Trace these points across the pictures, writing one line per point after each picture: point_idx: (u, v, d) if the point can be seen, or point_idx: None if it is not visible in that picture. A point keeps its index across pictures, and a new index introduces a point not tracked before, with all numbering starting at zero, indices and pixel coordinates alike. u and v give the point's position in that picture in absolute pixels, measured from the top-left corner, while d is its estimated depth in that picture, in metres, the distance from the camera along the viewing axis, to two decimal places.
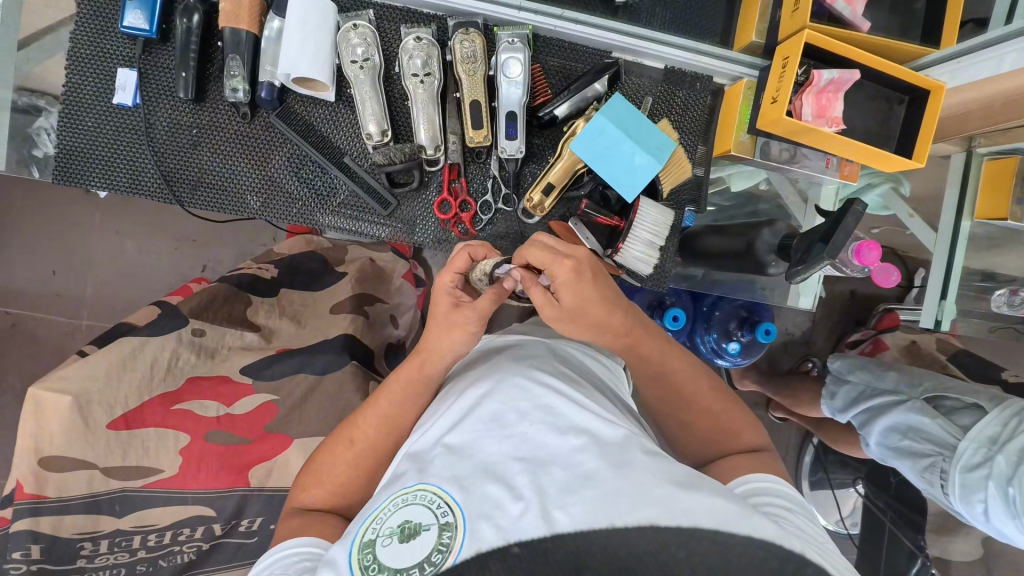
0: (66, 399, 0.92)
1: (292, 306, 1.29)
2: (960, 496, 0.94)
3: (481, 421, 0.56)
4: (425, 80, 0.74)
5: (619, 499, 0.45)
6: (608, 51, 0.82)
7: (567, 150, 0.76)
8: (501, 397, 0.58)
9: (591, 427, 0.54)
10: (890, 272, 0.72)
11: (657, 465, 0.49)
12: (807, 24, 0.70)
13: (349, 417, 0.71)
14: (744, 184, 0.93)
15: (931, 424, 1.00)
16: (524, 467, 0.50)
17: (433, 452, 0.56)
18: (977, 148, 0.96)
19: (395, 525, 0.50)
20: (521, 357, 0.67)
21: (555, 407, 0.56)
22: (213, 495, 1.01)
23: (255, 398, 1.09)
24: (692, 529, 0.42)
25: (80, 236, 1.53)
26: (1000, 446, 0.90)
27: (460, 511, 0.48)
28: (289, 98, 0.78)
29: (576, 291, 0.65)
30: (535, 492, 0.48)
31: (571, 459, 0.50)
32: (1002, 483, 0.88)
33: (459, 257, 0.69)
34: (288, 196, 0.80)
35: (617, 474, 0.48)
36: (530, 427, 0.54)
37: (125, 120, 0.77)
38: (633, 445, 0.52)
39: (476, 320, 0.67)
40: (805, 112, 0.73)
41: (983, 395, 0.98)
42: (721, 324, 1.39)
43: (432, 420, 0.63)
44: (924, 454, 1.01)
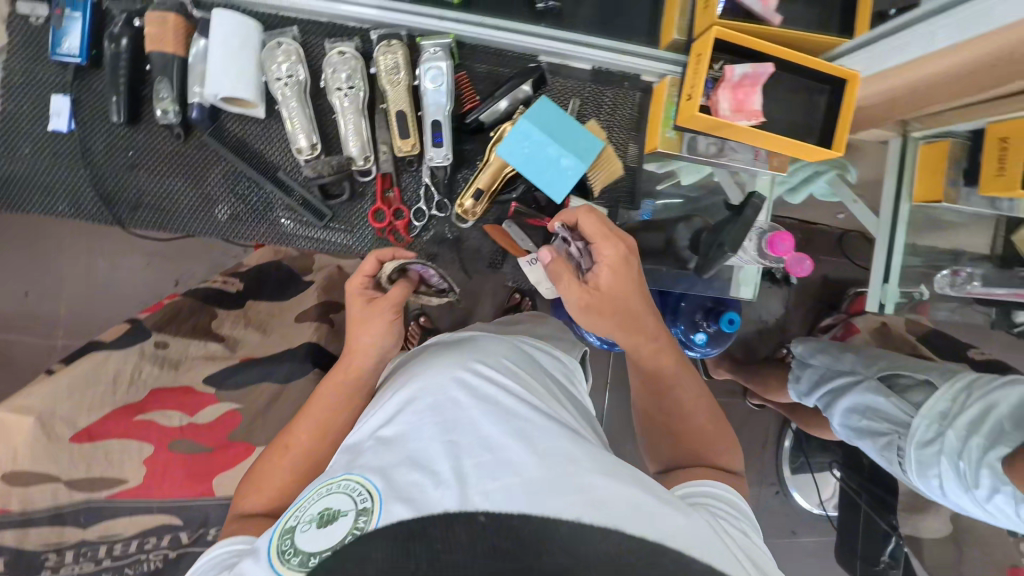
0: (29, 419, 0.95)
1: (259, 316, 1.30)
2: (917, 471, 0.95)
3: (417, 415, 0.58)
4: (349, 93, 0.76)
5: (537, 490, 0.47)
6: (532, 56, 0.83)
7: (495, 154, 0.78)
8: (436, 392, 0.60)
9: (522, 421, 0.56)
10: (802, 262, 0.72)
11: (579, 463, 0.51)
12: (715, 21, 0.71)
13: (286, 427, 0.72)
14: (692, 176, 0.94)
15: (886, 403, 1.02)
16: (451, 455, 0.52)
17: (368, 444, 0.57)
18: (913, 132, 0.97)
19: (317, 512, 0.51)
20: (461, 351, 0.69)
21: (491, 401, 0.58)
22: (177, 504, 1.04)
23: (219, 407, 1.12)
24: (603, 525, 0.44)
25: (51, 255, 1.55)
26: (949, 422, 0.92)
27: (379, 496, 0.48)
28: (222, 117, 0.79)
29: (619, 275, 0.67)
30: (458, 478, 0.49)
31: (497, 450, 0.52)
32: (952, 457, 0.90)
33: (368, 261, 0.74)
34: (226, 212, 0.82)
35: (539, 469, 0.50)
36: (461, 421, 0.55)
37: (62, 145, 0.79)
38: (562, 439, 0.55)
39: (391, 310, 0.73)
40: (723, 106, 0.74)
41: (935, 371, 0.99)
42: (688, 315, 1.40)
43: (370, 414, 0.64)
44: (882, 433, 1.02)
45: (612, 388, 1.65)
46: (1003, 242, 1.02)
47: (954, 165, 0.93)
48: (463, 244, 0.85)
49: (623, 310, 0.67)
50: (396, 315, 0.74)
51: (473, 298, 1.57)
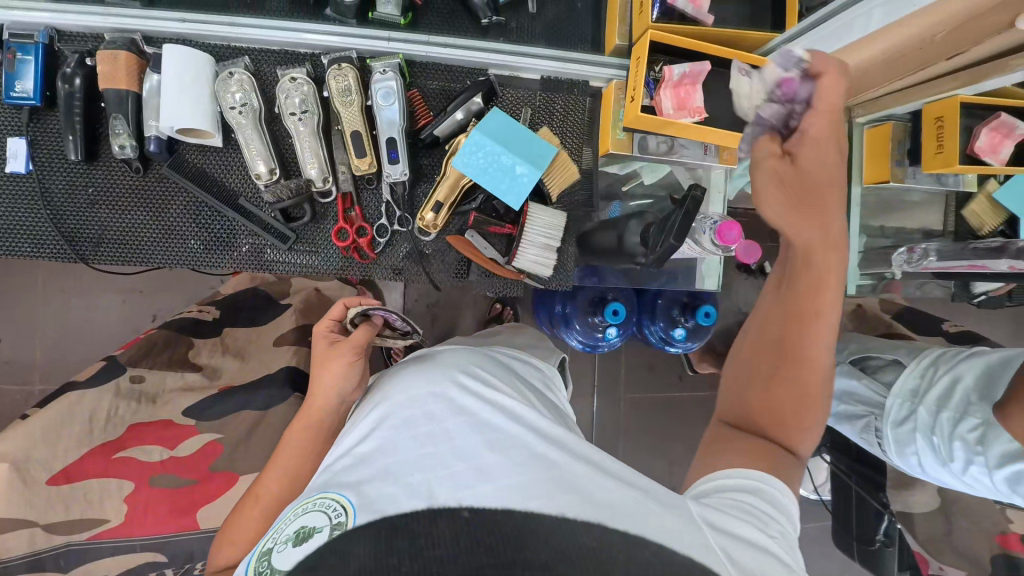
0: (3, 466, 0.95)
1: (236, 343, 1.30)
2: (896, 451, 0.98)
3: (395, 431, 0.59)
4: (304, 117, 0.77)
5: (510, 492, 0.47)
6: (482, 70, 0.86)
7: (451, 167, 0.80)
8: (411, 408, 0.61)
9: (493, 428, 0.58)
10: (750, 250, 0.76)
11: (555, 467, 0.52)
12: (649, 24, 0.74)
13: (258, 477, 0.75)
14: (653, 176, 0.97)
15: (863, 386, 1.06)
16: (427, 464, 0.52)
17: (347, 462, 0.58)
18: (857, 117, 1.01)
19: (292, 531, 0.51)
20: (434, 365, 0.70)
21: (469, 414, 0.59)
22: (159, 540, 1.04)
23: (199, 439, 1.12)
24: (580, 520, 0.44)
25: (24, 298, 1.54)
26: (919, 399, 0.94)
27: (353, 510, 0.49)
28: (181, 148, 0.81)
29: (821, 149, 0.64)
30: (431, 485, 0.49)
31: (474, 459, 0.53)
32: (926, 432, 0.91)
33: (335, 307, 0.82)
34: (189, 241, 0.82)
35: (512, 474, 0.50)
36: (438, 434, 0.56)
37: (20, 186, 0.80)
38: (532, 442, 0.56)
39: (353, 352, 0.75)
40: (666, 105, 0.76)
41: (902, 350, 1.05)
42: (665, 312, 1.43)
43: (348, 433, 0.65)
44: (860, 415, 1.06)
45: (598, 390, 1.66)
46: (956, 218, 1.06)
47: (899, 147, 0.96)
48: (427, 257, 0.86)
49: (808, 192, 0.63)
50: (357, 356, 0.75)
51: (453, 311, 1.58)
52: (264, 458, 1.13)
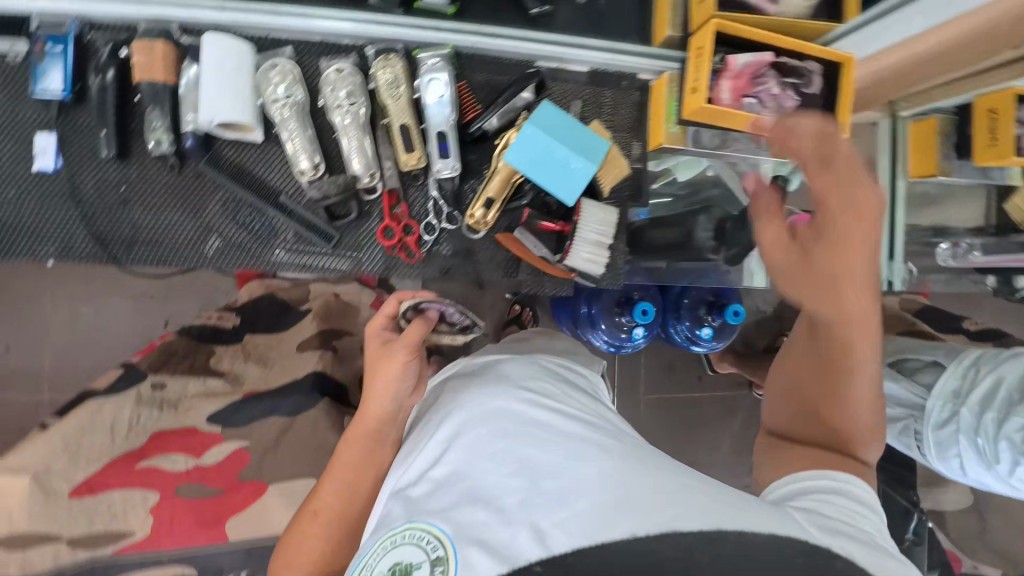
0: (24, 478, 0.92)
1: (257, 349, 1.24)
2: (938, 453, 0.94)
3: (462, 451, 0.56)
4: (351, 110, 0.74)
5: (598, 509, 0.44)
6: (531, 62, 0.83)
7: (503, 161, 0.77)
8: (480, 426, 0.59)
9: (574, 443, 0.55)
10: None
11: (642, 471, 0.49)
12: (712, 13, 0.73)
13: (311, 491, 0.72)
14: (691, 171, 0.94)
15: (901, 389, 1.01)
16: (512, 486, 0.50)
17: (418, 490, 0.56)
18: (901, 112, 0.99)
19: (386, 569, 0.49)
20: (494, 380, 0.68)
21: (539, 425, 0.57)
22: (189, 551, 1.01)
23: (225, 446, 1.07)
24: (654, 536, 0.40)
25: (30, 306, 1.48)
26: (962, 401, 0.90)
27: (450, 543, 0.47)
28: (218, 144, 0.77)
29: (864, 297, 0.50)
30: (527, 512, 0.47)
31: (555, 474, 0.50)
32: (970, 434, 0.88)
33: (389, 303, 0.78)
34: (227, 241, 0.78)
35: (601, 485, 0.47)
36: (510, 451, 0.54)
37: (49, 185, 0.76)
38: (617, 454, 0.53)
39: (408, 351, 0.71)
40: (724, 96, 0.76)
41: (940, 351, 0.99)
42: (691, 311, 1.38)
43: (414, 455, 0.63)
44: (900, 417, 1.02)
45: (622, 392, 1.63)
46: (998, 211, 1.04)
47: (946, 141, 0.95)
48: (476, 256, 0.82)
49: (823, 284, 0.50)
50: (410, 355, 0.71)
51: (474, 313, 1.55)
52: (292, 466, 1.09)
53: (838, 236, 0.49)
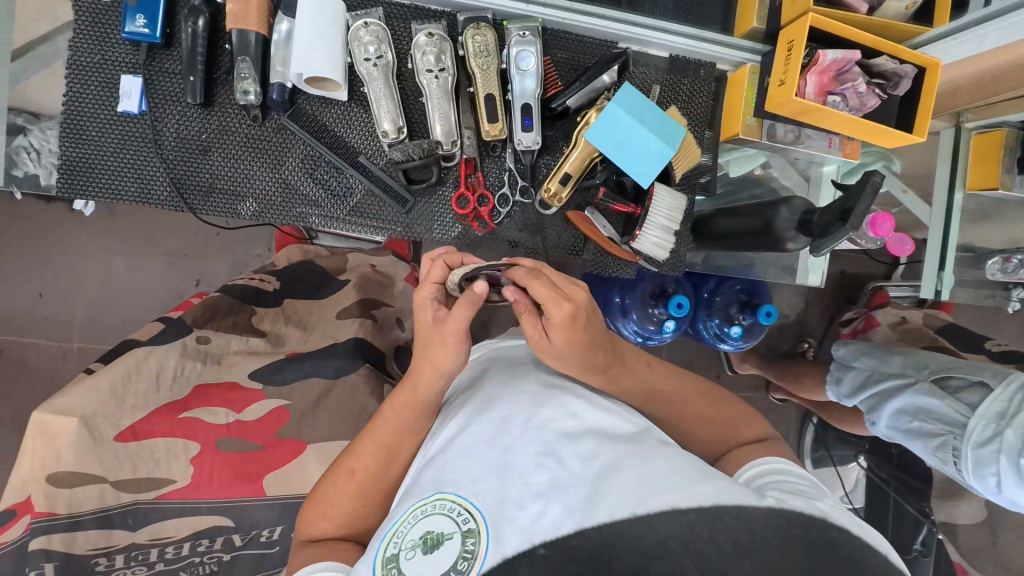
0: (71, 421, 0.83)
1: (297, 313, 1.23)
2: (973, 471, 0.91)
3: (479, 426, 0.54)
4: (439, 76, 0.74)
5: (620, 486, 0.43)
6: (614, 42, 0.83)
7: (581, 140, 0.78)
8: (506, 402, 0.57)
9: (603, 426, 0.53)
10: (903, 242, 0.76)
11: (664, 452, 0.48)
12: (810, 8, 0.72)
13: (347, 446, 0.68)
14: (743, 168, 0.97)
15: (940, 405, 0.97)
16: (537, 463, 0.48)
17: (436, 460, 0.54)
18: (965, 123, 1.00)
19: (417, 537, 0.47)
20: (518, 368, 0.65)
21: (562, 404, 0.55)
22: (224, 504, 0.93)
23: (266, 404, 1.03)
24: (660, 514, 0.39)
25: (63, 253, 1.45)
26: (1007, 422, 0.87)
27: (481, 516, 0.45)
28: (300, 100, 0.77)
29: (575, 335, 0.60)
30: (553, 490, 0.45)
31: (577, 452, 0.48)
32: (1013, 455, 0.85)
33: (437, 268, 0.66)
34: (302, 197, 0.79)
35: (626, 464, 0.46)
36: (532, 429, 0.52)
37: (132, 128, 0.76)
38: (648, 438, 0.51)
39: (454, 337, 0.62)
40: (808, 90, 0.76)
41: (988, 371, 0.95)
42: (722, 308, 1.30)
43: (443, 428, 0.62)
44: (936, 434, 0.97)
45: None
46: None
47: (1009, 155, 0.96)
48: (546, 232, 0.84)
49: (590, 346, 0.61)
50: (461, 341, 0.62)
51: None
52: (330, 429, 1.03)
53: (601, 335, 0.63)
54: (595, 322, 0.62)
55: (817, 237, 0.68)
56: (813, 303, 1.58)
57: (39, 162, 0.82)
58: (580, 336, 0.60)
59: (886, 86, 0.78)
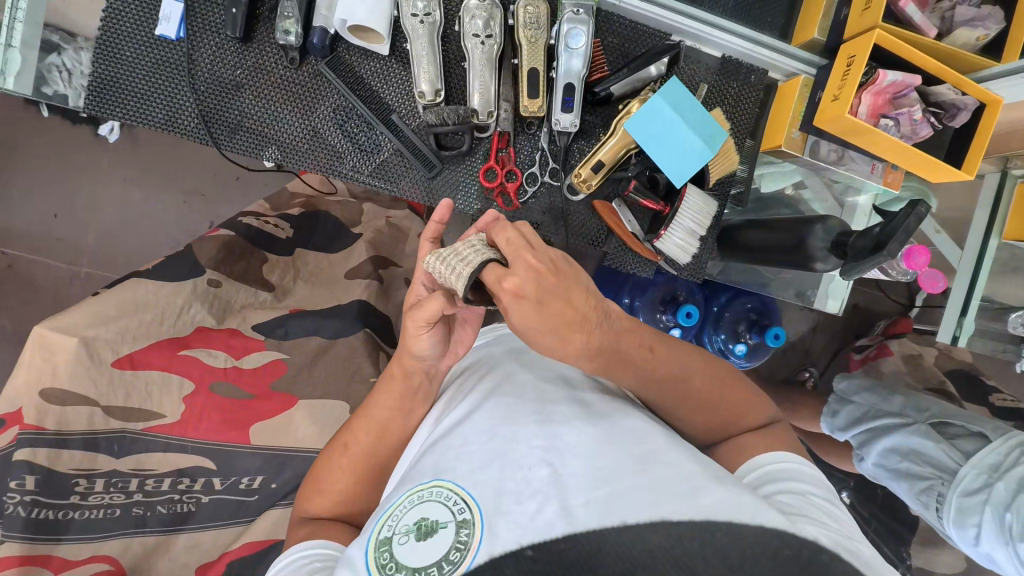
0: (72, 342, 0.83)
1: (307, 266, 1.17)
2: (954, 519, 0.88)
3: (483, 412, 0.53)
4: (485, 42, 0.72)
5: (620, 492, 0.42)
6: (667, 34, 0.80)
7: (620, 129, 0.76)
8: (513, 391, 0.55)
9: (609, 417, 0.51)
10: (936, 278, 0.78)
11: (670, 455, 0.46)
12: (878, 23, 0.68)
13: (345, 423, 0.67)
14: (776, 184, 0.93)
15: (934, 448, 0.95)
16: (539, 460, 0.46)
17: (437, 442, 0.53)
18: (1013, 170, 0.97)
19: (412, 522, 0.45)
20: (523, 356, 0.63)
21: (569, 401, 0.53)
22: (210, 446, 0.93)
23: (263, 355, 1.01)
24: (649, 525, 0.39)
25: (83, 178, 1.45)
26: (1000, 474, 0.85)
27: (478, 507, 0.44)
28: (340, 48, 0.76)
29: (530, 315, 0.52)
30: (552, 486, 0.44)
31: (579, 449, 0.47)
32: (999, 509, 0.83)
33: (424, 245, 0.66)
34: (329, 147, 0.78)
35: (629, 467, 0.44)
36: (537, 423, 0.50)
37: (168, 54, 0.74)
38: (656, 435, 0.48)
39: (419, 326, 0.59)
40: (861, 110, 0.74)
41: (988, 424, 0.93)
42: (730, 323, 1.26)
43: (447, 409, 0.60)
44: (923, 476, 0.95)
45: None
46: None
47: None
48: (570, 219, 0.82)
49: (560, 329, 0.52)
50: (424, 328, 0.60)
51: None
52: (324, 386, 1.04)
53: (575, 317, 0.52)
54: (563, 304, 0.52)
55: (848, 259, 0.67)
56: (825, 333, 1.54)
57: (68, 82, 0.80)
58: (541, 316, 0.52)
59: (943, 116, 0.75)
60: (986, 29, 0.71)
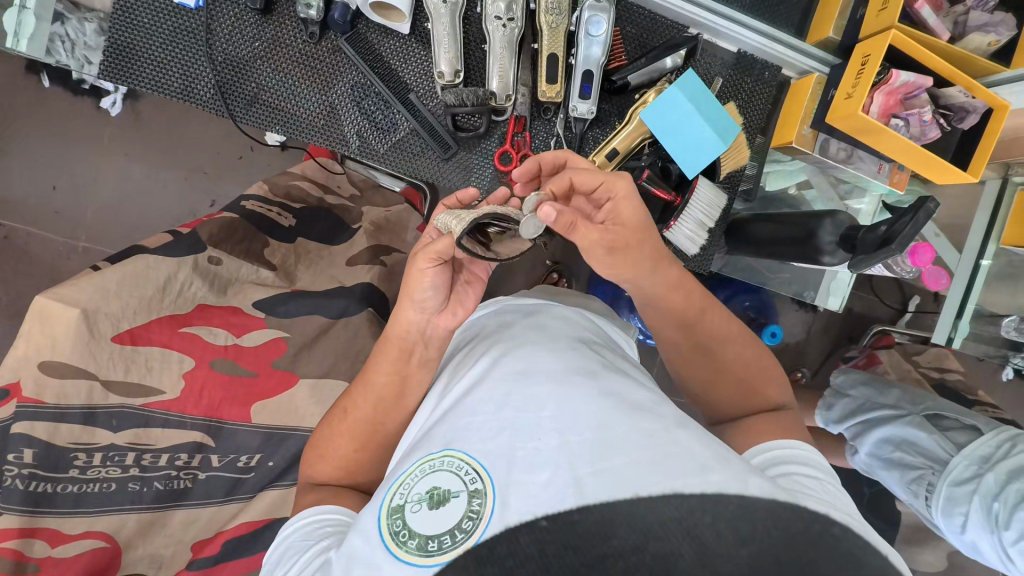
0: (75, 312, 0.80)
1: (308, 253, 1.17)
2: (943, 508, 0.91)
3: (493, 381, 0.53)
4: (507, 25, 0.72)
5: (628, 466, 0.42)
6: (685, 27, 0.81)
7: (636, 118, 0.77)
8: (524, 358, 0.55)
9: (619, 393, 0.51)
10: (940, 277, 0.78)
11: (678, 437, 0.45)
12: (892, 25, 0.70)
13: (342, 393, 0.69)
14: (777, 184, 0.95)
15: (928, 440, 0.97)
16: (551, 430, 0.46)
17: (446, 416, 0.53)
18: (1013, 177, 0.99)
19: (424, 491, 0.46)
20: (528, 326, 0.63)
21: (581, 372, 0.53)
22: (208, 423, 0.93)
23: (267, 332, 1.01)
24: (661, 497, 0.39)
25: (83, 151, 1.43)
26: (990, 465, 0.88)
27: (489, 477, 0.44)
28: (360, 25, 0.75)
29: None
30: (563, 457, 0.44)
31: (592, 423, 0.47)
32: (986, 498, 0.85)
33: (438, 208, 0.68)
34: (344, 123, 0.78)
35: (640, 441, 0.44)
36: (544, 394, 0.50)
37: (185, 22, 0.74)
38: (666, 418, 0.48)
39: (427, 261, 0.60)
40: (873, 109, 0.75)
41: (980, 419, 0.96)
42: None
43: (453, 382, 0.60)
44: (914, 467, 0.97)
45: None
46: None
47: None
48: None
49: None
50: (430, 264, 0.61)
51: None
52: (327, 366, 1.05)
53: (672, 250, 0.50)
54: None
55: (858, 254, 0.68)
56: (820, 333, 1.56)
57: (73, 53, 0.78)
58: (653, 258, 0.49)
59: (951, 118, 0.77)
60: (999, 35, 0.73)
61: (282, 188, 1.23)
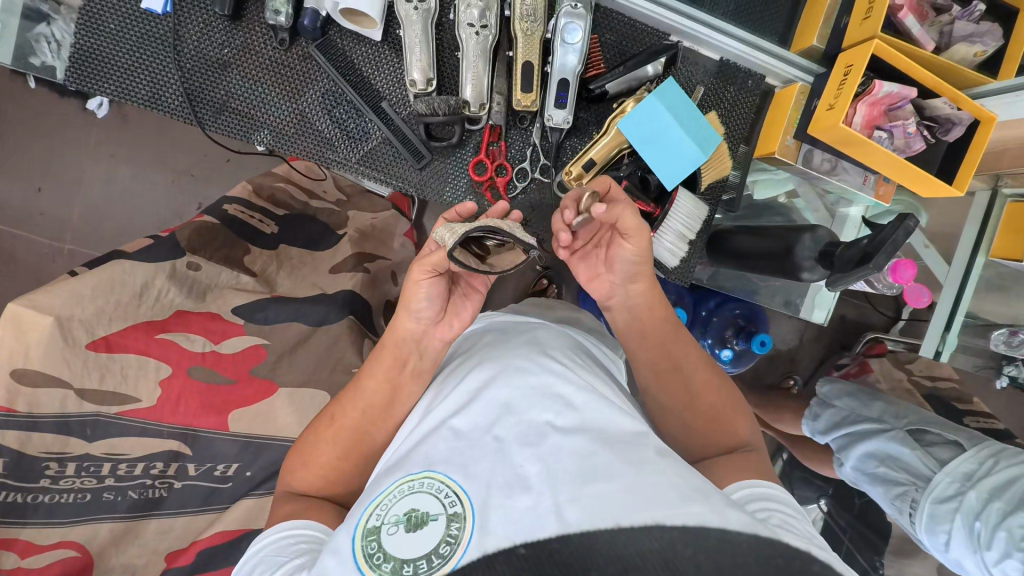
0: (47, 319, 0.78)
1: (291, 259, 1.15)
2: (925, 525, 0.89)
3: (475, 400, 0.51)
4: (480, 32, 0.71)
5: (608, 493, 0.40)
6: (666, 34, 0.79)
7: (614, 128, 0.75)
8: (508, 374, 0.53)
9: (601, 414, 0.49)
10: (920, 294, 0.76)
11: (661, 465, 0.43)
12: (877, 34, 0.68)
13: (332, 399, 0.67)
14: (766, 193, 0.94)
15: (911, 456, 0.95)
16: (530, 453, 0.44)
17: (427, 436, 0.51)
18: (1003, 188, 0.97)
19: (401, 513, 0.44)
20: (514, 342, 0.61)
21: (566, 389, 0.51)
22: (184, 431, 0.91)
23: (244, 340, 0.98)
24: (643, 527, 0.37)
25: (70, 153, 1.42)
26: (972, 483, 0.86)
27: (469, 500, 0.43)
28: (332, 31, 0.74)
29: None
30: (544, 482, 0.42)
31: (571, 446, 0.45)
32: (969, 518, 0.84)
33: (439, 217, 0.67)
34: (316, 132, 0.76)
35: (622, 466, 0.42)
36: (524, 416, 0.48)
37: (154, 29, 0.72)
38: (645, 443, 0.46)
39: (423, 272, 0.60)
40: (856, 120, 0.73)
41: (962, 433, 0.93)
42: (717, 330, 1.24)
43: (437, 400, 0.58)
44: (898, 482, 0.95)
45: None
46: None
47: None
48: None
49: None
50: (428, 276, 0.61)
51: None
52: (307, 374, 1.03)
53: None
54: None
55: (835, 271, 0.66)
56: (812, 341, 1.55)
57: (57, 54, 0.77)
58: None
59: (936, 130, 0.75)
60: (984, 46, 0.71)
61: (267, 191, 1.22)
